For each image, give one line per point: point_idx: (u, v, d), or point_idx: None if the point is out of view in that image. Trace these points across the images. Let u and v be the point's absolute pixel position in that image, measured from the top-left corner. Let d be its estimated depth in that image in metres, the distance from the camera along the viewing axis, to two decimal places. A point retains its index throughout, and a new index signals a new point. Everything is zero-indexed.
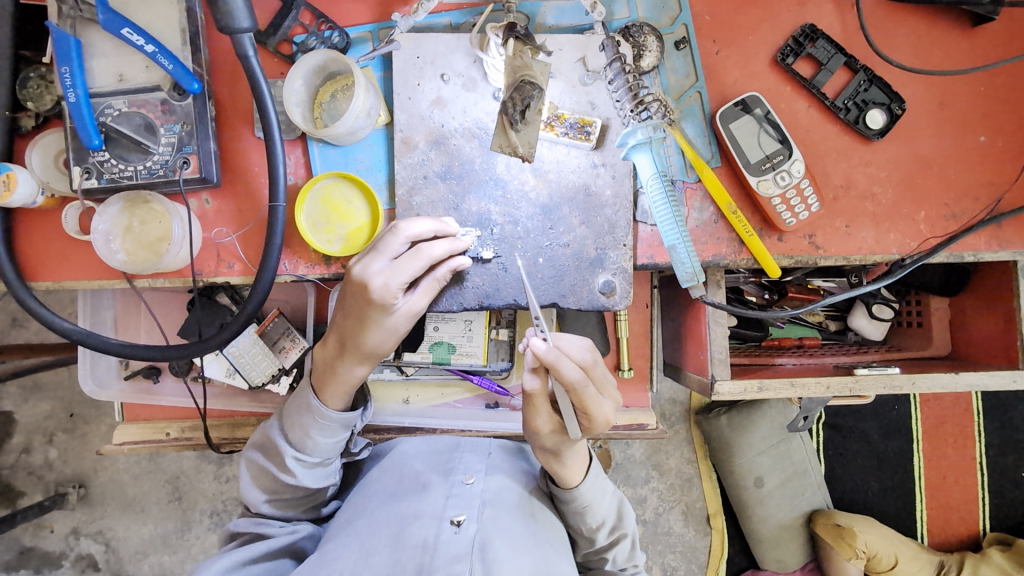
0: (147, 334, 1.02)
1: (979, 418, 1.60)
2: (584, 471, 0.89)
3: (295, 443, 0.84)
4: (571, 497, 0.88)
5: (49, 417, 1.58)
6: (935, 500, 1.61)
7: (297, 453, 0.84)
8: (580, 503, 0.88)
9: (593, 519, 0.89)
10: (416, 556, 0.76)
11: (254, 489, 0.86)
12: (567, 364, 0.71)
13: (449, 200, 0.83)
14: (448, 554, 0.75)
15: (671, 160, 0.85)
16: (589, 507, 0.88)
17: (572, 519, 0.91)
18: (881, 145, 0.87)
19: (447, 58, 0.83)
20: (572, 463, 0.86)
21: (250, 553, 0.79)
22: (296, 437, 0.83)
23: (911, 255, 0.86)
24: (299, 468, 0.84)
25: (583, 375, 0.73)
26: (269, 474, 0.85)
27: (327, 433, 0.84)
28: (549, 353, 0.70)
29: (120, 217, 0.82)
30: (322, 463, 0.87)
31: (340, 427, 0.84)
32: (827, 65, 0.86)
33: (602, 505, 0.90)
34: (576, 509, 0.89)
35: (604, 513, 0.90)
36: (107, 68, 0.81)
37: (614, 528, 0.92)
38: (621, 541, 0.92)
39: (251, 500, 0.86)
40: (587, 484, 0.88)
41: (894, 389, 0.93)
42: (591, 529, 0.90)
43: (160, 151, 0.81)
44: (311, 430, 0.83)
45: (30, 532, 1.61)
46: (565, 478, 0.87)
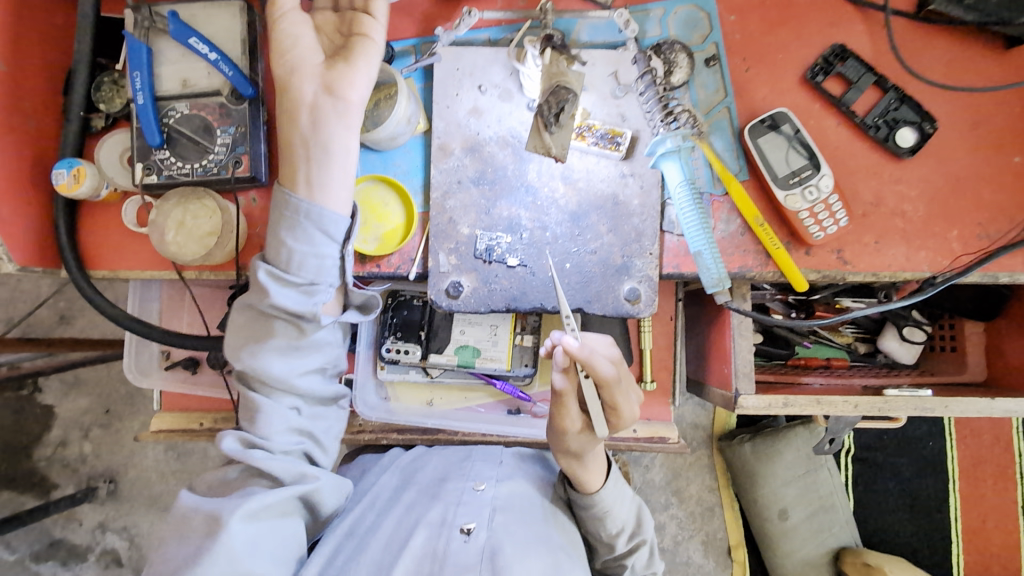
0: (189, 328, 1.07)
1: (1021, 458, 1.53)
2: (604, 477, 0.89)
3: (273, 259, 0.73)
4: (590, 503, 0.88)
5: (86, 412, 1.65)
6: (973, 542, 1.54)
7: (272, 269, 0.72)
8: (600, 510, 0.88)
9: (614, 525, 0.89)
10: (426, 564, 0.81)
11: (240, 322, 0.75)
12: (601, 360, 0.71)
13: (481, 205, 0.86)
14: (458, 564, 0.80)
15: (699, 172, 0.87)
16: (609, 514, 0.88)
17: (591, 527, 0.91)
18: (912, 163, 0.87)
19: (485, 70, 0.87)
20: (591, 468, 0.86)
21: (265, 502, 0.72)
22: (274, 252, 0.73)
23: (942, 274, 0.86)
24: (279, 290, 0.72)
25: (617, 376, 0.73)
26: (261, 316, 0.75)
27: (289, 235, 0.72)
28: (584, 350, 0.70)
29: (175, 210, 0.87)
30: (307, 286, 0.73)
31: (314, 223, 0.72)
32: (857, 83, 0.87)
33: (622, 511, 0.89)
34: (596, 516, 0.89)
35: (624, 519, 0.89)
36: (173, 74, 0.87)
37: (633, 534, 0.91)
38: (640, 548, 0.91)
39: (237, 360, 0.75)
40: (607, 489, 0.88)
41: (926, 412, 0.90)
42: (611, 534, 0.89)
43: (216, 151, 0.87)
44: (273, 249, 0.72)
45: (60, 524, 1.66)
46: (585, 483, 0.88)
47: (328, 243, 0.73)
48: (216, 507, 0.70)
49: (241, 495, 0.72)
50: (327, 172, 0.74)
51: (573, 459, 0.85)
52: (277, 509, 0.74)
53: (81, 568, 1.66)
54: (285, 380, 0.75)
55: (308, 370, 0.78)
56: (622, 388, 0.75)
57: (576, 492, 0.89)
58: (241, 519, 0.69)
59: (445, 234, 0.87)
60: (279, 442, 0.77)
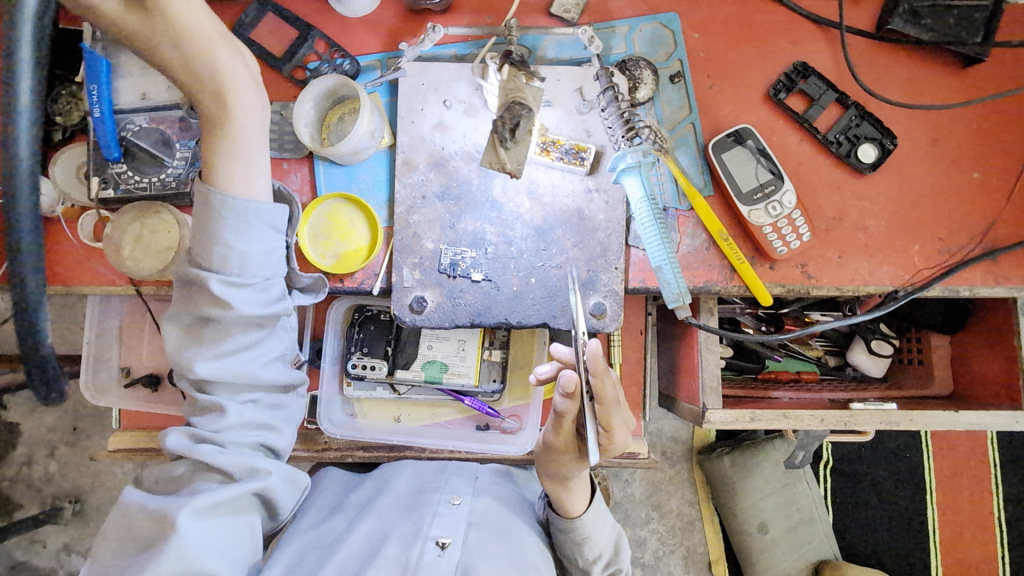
0: (149, 344, 1.05)
1: (996, 470, 1.54)
2: (586, 503, 0.88)
3: (215, 268, 0.64)
4: (569, 527, 0.87)
5: (53, 430, 1.59)
6: (952, 556, 1.54)
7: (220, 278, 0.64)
8: (580, 535, 0.86)
9: (591, 551, 0.87)
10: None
11: (182, 332, 0.66)
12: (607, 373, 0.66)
13: (446, 219, 0.86)
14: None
15: (665, 187, 0.88)
16: (589, 540, 0.87)
17: (568, 550, 0.89)
18: (874, 178, 0.88)
19: (451, 85, 0.87)
20: (573, 492, 0.85)
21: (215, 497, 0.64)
22: (210, 254, 0.64)
23: (904, 288, 0.86)
24: (233, 295, 0.65)
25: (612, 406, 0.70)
26: (199, 320, 0.66)
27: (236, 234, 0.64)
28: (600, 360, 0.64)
29: (132, 224, 0.84)
30: (258, 285, 0.67)
31: (268, 216, 0.67)
32: (819, 100, 0.88)
33: (602, 538, 0.88)
34: (575, 540, 0.87)
35: (603, 546, 0.88)
36: (132, 87, 0.86)
37: (609, 563, 0.90)
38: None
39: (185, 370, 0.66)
40: (588, 515, 0.87)
41: (891, 426, 0.90)
42: (587, 561, 0.88)
43: (175, 165, 0.85)
44: (216, 252, 0.64)
45: (22, 546, 1.60)
46: (568, 508, 0.87)
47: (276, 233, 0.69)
48: (163, 505, 0.63)
49: (189, 493, 0.64)
50: (260, 168, 0.68)
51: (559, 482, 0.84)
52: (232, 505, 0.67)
53: None
54: (247, 373, 0.68)
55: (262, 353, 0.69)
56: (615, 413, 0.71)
57: (557, 517, 0.88)
58: (191, 516, 0.62)
59: (409, 249, 0.86)
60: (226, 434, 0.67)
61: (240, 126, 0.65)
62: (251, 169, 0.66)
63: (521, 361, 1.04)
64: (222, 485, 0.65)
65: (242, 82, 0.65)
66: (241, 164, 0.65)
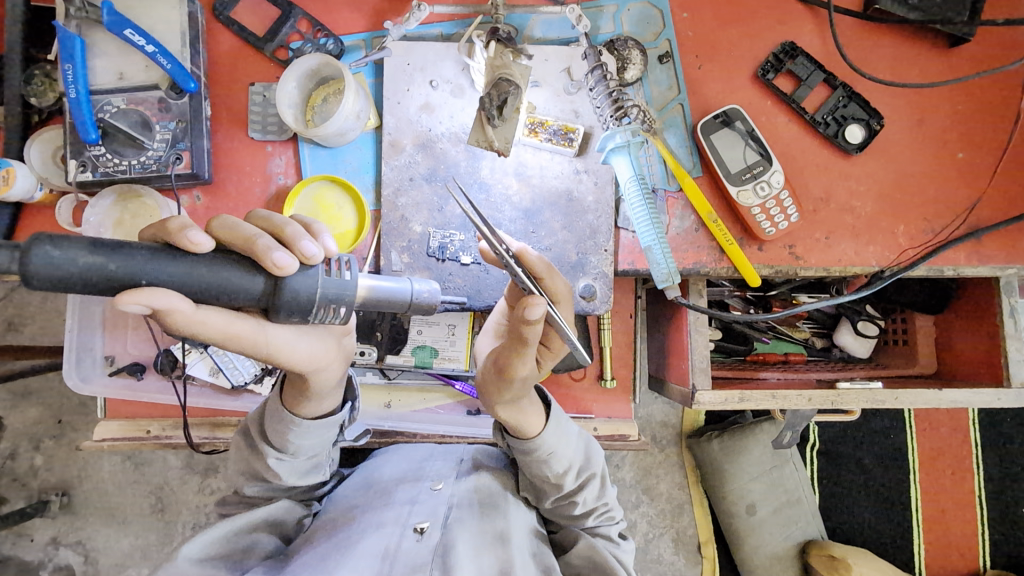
0: (134, 332, 1.03)
1: (976, 448, 1.57)
2: (542, 416, 0.82)
3: (278, 444, 0.79)
4: (531, 449, 0.81)
5: (37, 423, 1.57)
6: (932, 532, 1.57)
7: (280, 453, 0.80)
8: (543, 453, 0.81)
9: (560, 464, 0.83)
10: (376, 565, 0.78)
11: (241, 450, 0.83)
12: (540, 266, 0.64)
13: (434, 202, 0.85)
14: (408, 564, 0.78)
15: (653, 169, 0.87)
16: (554, 455, 0.82)
17: (537, 474, 0.84)
18: (861, 159, 0.88)
19: (436, 65, 0.86)
20: (525, 409, 0.79)
21: (235, 525, 0.81)
22: (278, 440, 0.79)
23: (890, 268, 0.87)
24: (284, 469, 0.81)
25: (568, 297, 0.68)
26: (254, 469, 0.82)
27: (308, 436, 0.79)
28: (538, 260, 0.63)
29: (112, 209, 0.84)
30: (310, 459, 0.84)
31: (326, 427, 0.80)
32: (807, 81, 0.88)
33: (568, 449, 0.84)
34: (540, 460, 0.82)
35: (570, 457, 0.84)
36: (108, 67, 0.84)
37: (580, 470, 0.86)
38: (589, 482, 0.86)
39: (238, 485, 0.84)
40: (548, 430, 0.81)
41: (878, 404, 0.92)
42: (557, 475, 0.83)
43: (154, 147, 0.83)
44: (290, 434, 0.78)
45: (10, 540, 1.58)
46: (525, 429, 0.80)
47: (334, 430, 0.81)
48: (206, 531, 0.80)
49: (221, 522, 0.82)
50: (330, 400, 0.78)
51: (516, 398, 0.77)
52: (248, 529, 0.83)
53: None
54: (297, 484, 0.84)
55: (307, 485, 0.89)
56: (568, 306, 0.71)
57: (517, 442, 0.82)
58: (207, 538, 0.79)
59: (397, 232, 0.85)
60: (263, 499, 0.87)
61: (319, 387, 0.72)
62: (320, 400, 0.76)
63: None
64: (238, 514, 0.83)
65: (331, 382, 0.73)
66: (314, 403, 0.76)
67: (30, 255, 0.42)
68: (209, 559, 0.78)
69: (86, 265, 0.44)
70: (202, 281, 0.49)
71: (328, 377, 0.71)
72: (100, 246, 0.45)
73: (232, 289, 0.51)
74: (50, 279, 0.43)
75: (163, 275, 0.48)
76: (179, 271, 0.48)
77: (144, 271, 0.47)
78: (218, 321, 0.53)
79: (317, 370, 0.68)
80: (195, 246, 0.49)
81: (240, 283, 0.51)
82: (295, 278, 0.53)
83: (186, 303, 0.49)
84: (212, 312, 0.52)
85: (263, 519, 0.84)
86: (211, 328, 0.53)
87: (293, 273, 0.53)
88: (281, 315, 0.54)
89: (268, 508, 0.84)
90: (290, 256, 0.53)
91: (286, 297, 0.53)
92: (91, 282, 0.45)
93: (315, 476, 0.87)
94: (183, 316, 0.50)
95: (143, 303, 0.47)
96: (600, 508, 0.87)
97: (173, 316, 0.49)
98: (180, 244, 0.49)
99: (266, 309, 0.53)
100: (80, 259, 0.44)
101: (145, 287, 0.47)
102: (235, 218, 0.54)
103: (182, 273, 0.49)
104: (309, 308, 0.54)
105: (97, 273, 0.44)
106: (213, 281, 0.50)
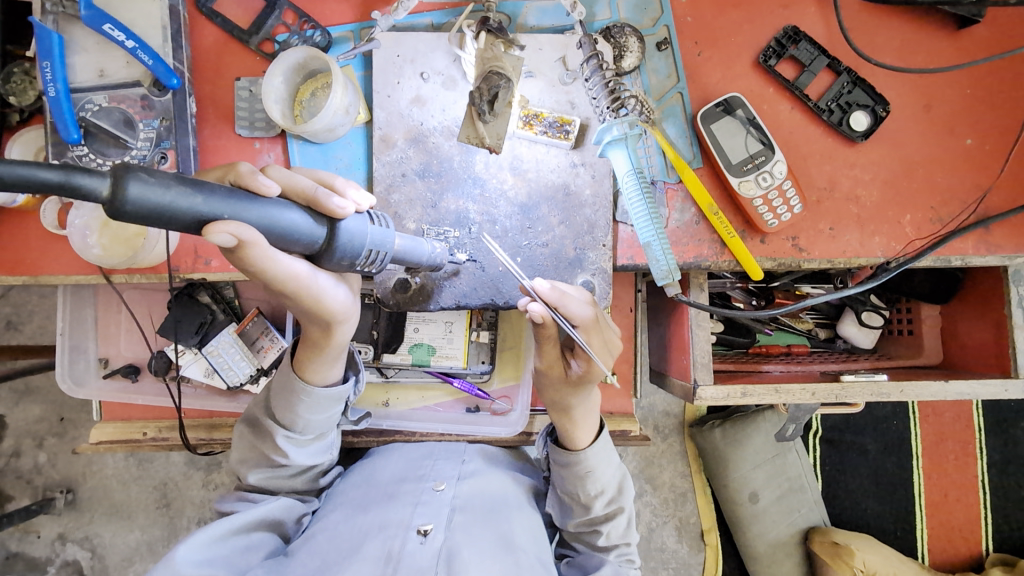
0: (126, 333, 1.02)
1: (980, 434, 1.56)
2: (593, 435, 0.83)
3: (284, 422, 0.80)
4: (572, 461, 0.82)
5: (40, 421, 1.56)
6: (936, 518, 1.57)
7: (289, 430, 0.81)
8: (582, 469, 0.82)
9: (594, 486, 0.82)
10: (379, 568, 0.77)
11: (247, 432, 0.84)
12: (574, 303, 0.64)
13: (427, 198, 0.83)
14: (411, 567, 0.77)
15: (653, 160, 0.85)
16: (592, 475, 0.82)
17: (568, 488, 0.84)
18: (866, 147, 0.86)
19: (427, 56, 0.83)
20: (580, 425, 0.80)
21: (232, 524, 0.79)
22: (286, 417, 0.79)
23: (896, 258, 0.85)
24: (290, 447, 0.82)
25: (591, 318, 0.66)
26: (260, 452, 0.83)
27: (315, 411, 0.79)
28: (554, 293, 0.63)
29: (98, 210, 0.82)
30: (317, 438, 0.84)
31: (334, 401, 0.79)
32: (810, 66, 0.85)
33: (605, 474, 0.83)
34: (577, 475, 0.82)
35: (606, 482, 0.83)
36: (88, 64, 0.81)
37: (613, 499, 0.85)
38: (618, 515, 0.85)
39: (240, 474, 0.85)
40: (594, 449, 0.82)
41: (883, 397, 0.90)
42: (588, 496, 0.83)
43: (138, 146, 0.81)
44: (297, 409, 0.78)
45: (17, 537, 1.58)
46: (574, 439, 0.82)
47: (340, 406, 0.81)
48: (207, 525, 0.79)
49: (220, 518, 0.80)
50: (336, 369, 0.77)
51: (563, 412, 0.78)
52: (249, 528, 0.81)
53: None
54: (308, 462, 0.85)
55: (312, 472, 0.89)
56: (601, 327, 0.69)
57: (560, 451, 0.83)
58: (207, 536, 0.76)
59: None
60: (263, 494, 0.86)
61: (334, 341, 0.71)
62: (327, 368, 0.76)
63: (510, 341, 1.02)
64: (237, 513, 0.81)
65: (343, 336, 0.71)
66: (322, 371, 0.76)
67: (124, 186, 0.35)
68: (206, 559, 0.74)
69: (178, 199, 0.38)
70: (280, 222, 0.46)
71: (344, 330, 0.69)
72: (185, 180, 0.39)
73: (303, 233, 0.48)
74: (142, 212, 0.36)
75: (247, 211, 0.43)
76: (262, 214, 0.45)
77: (234, 208, 0.42)
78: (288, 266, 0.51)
79: (336, 321, 0.66)
80: (266, 189, 0.48)
81: (309, 228, 0.48)
82: (352, 222, 0.52)
83: (264, 238, 0.46)
84: (281, 252, 0.49)
85: (260, 519, 0.82)
86: (276, 264, 0.49)
87: (351, 218, 0.52)
88: (334, 259, 0.51)
89: (267, 506, 0.83)
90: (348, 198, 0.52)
91: (343, 240, 0.51)
92: (180, 219, 0.39)
93: (322, 457, 0.88)
94: (260, 251, 0.46)
95: (232, 235, 0.42)
96: (621, 546, 0.86)
97: (250, 249, 0.45)
98: (252, 185, 0.48)
99: (324, 252, 0.51)
100: (174, 191, 0.38)
101: (233, 219, 0.42)
102: (290, 174, 0.54)
103: (265, 216, 0.45)
104: (359, 253, 0.52)
105: (190, 212, 0.39)
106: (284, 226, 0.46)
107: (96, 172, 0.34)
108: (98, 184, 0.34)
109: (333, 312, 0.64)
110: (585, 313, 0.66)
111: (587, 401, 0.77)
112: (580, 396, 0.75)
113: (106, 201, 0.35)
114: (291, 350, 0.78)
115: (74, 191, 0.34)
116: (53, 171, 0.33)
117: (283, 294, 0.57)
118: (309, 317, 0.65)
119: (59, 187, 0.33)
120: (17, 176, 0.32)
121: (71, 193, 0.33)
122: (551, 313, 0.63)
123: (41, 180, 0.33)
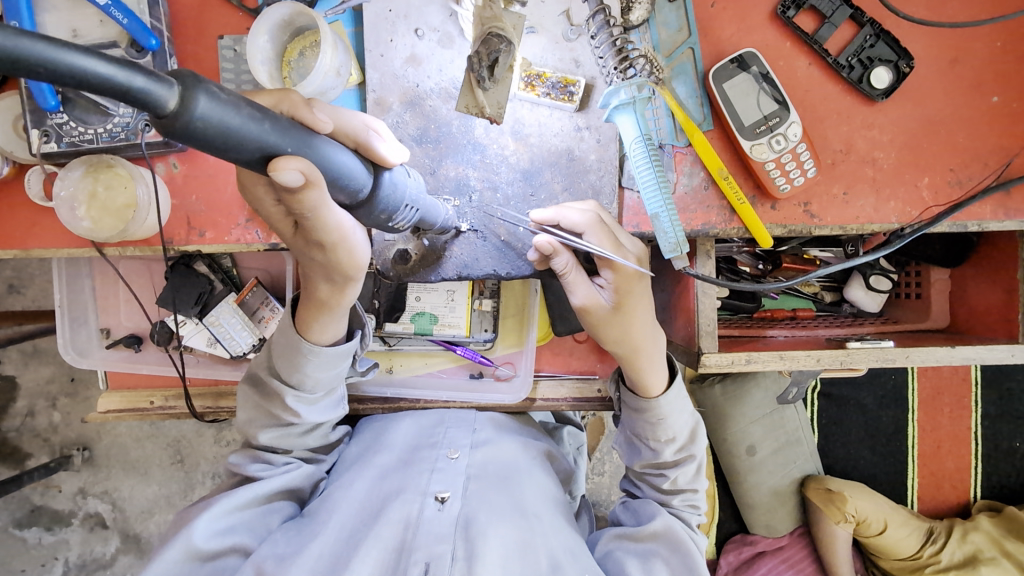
0: (126, 304, 1.01)
1: (976, 389, 1.57)
2: (666, 384, 0.82)
3: (293, 382, 0.79)
4: (645, 407, 0.82)
5: (50, 381, 1.58)
6: (928, 469, 1.60)
7: (298, 390, 0.80)
8: (656, 416, 0.82)
9: (666, 432, 0.84)
10: (400, 533, 0.80)
11: (255, 396, 0.83)
12: (570, 212, 0.70)
13: (425, 165, 0.79)
14: (430, 533, 0.79)
15: (660, 123, 0.81)
16: (665, 421, 0.83)
17: (638, 430, 0.85)
18: (886, 106, 0.81)
19: (422, 11, 0.78)
20: (652, 373, 0.79)
21: (255, 493, 0.81)
22: (295, 376, 0.78)
23: (910, 225, 0.82)
24: (301, 406, 0.81)
25: (591, 220, 0.69)
26: (268, 412, 0.83)
27: (323, 369, 0.78)
28: (547, 212, 0.70)
29: (84, 181, 0.81)
30: (327, 394, 0.84)
31: (341, 357, 0.79)
32: (831, 18, 0.80)
33: (678, 421, 0.84)
34: (650, 421, 0.83)
35: (678, 429, 0.84)
36: (60, 24, 0.77)
37: (683, 446, 0.86)
38: (687, 462, 0.86)
39: (251, 434, 0.84)
40: (667, 397, 0.82)
41: (887, 363, 0.89)
42: (659, 441, 0.84)
43: (120, 113, 0.79)
44: (304, 368, 0.77)
45: (39, 491, 1.63)
46: (648, 388, 0.81)
47: (349, 360, 0.81)
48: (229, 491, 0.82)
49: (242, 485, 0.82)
50: (340, 326, 0.76)
51: (632, 356, 0.76)
52: (267, 499, 0.83)
53: (66, 532, 1.64)
54: (320, 420, 0.84)
55: (322, 428, 0.88)
56: (613, 233, 0.71)
57: (633, 397, 0.83)
58: (226, 505, 0.79)
59: None
60: (279, 455, 0.86)
61: (339, 303, 0.70)
62: (334, 325, 0.74)
63: (512, 308, 1.01)
64: (256, 483, 0.82)
65: (349, 295, 0.69)
66: (327, 329, 0.75)
67: (192, 102, 0.30)
68: (227, 527, 0.79)
69: (248, 124, 0.34)
70: (334, 159, 0.43)
71: (356, 288, 0.68)
72: (252, 104, 0.35)
73: (353, 177, 0.46)
74: (209, 133, 0.32)
75: (310, 149, 0.41)
76: (317, 160, 0.41)
77: (298, 142, 0.39)
78: (336, 221, 0.51)
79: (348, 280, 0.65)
80: (320, 124, 0.46)
81: (359, 171, 0.47)
82: (396, 173, 0.53)
83: (324, 182, 0.43)
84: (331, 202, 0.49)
85: (282, 488, 0.84)
86: (328, 211, 0.48)
87: (396, 169, 0.53)
88: (376, 211, 0.52)
89: (287, 475, 0.84)
90: (389, 144, 0.52)
91: (387, 188, 0.51)
92: (246, 147, 0.35)
93: (333, 412, 0.87)
94: (318, 195, 0.43)
95: (301, 174, 0.40)
96: (687, 492, 0.88)
97: (311, 192, 0.42)
98: (307, 121, 0.46)
99: (367, 202, 0.51)
100: (244, 114, 0.34)
101: (301, 156, 0.39)
102: (330, 108, 0.52)
103: (318, 158, 0.42)
104: (398, 207, 0.54)
105: (257, 141, 0.35)
106: (332, 176, 0.44)
107: (164, 80, 0.29)
108: (165, 96, 0.30)
109: (342, 272, 0.62)
110: (585, 219, 0.70)
111: (655, 338, 0.77)
112: (640, 328, 0.74)
113: (170, 117, 0.30)
114: (291, 309, 0.76)
115: (137, 99, 0.28)
116: (115, 68, 0.27)
117: (317, 245, 0.55)
118: (326, 273, 0.63)
119: (120, 90, 0.28)
120: (69, 65, 0.26)
121: (138, 102, 0.28)
122: (556, 243, 0.67)
123: (102, 78, 0.27)
